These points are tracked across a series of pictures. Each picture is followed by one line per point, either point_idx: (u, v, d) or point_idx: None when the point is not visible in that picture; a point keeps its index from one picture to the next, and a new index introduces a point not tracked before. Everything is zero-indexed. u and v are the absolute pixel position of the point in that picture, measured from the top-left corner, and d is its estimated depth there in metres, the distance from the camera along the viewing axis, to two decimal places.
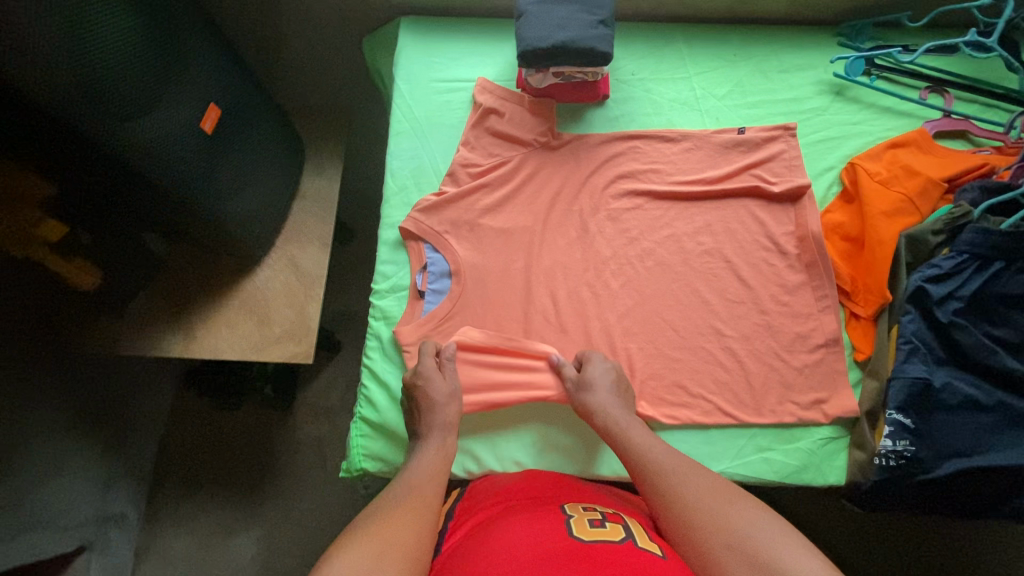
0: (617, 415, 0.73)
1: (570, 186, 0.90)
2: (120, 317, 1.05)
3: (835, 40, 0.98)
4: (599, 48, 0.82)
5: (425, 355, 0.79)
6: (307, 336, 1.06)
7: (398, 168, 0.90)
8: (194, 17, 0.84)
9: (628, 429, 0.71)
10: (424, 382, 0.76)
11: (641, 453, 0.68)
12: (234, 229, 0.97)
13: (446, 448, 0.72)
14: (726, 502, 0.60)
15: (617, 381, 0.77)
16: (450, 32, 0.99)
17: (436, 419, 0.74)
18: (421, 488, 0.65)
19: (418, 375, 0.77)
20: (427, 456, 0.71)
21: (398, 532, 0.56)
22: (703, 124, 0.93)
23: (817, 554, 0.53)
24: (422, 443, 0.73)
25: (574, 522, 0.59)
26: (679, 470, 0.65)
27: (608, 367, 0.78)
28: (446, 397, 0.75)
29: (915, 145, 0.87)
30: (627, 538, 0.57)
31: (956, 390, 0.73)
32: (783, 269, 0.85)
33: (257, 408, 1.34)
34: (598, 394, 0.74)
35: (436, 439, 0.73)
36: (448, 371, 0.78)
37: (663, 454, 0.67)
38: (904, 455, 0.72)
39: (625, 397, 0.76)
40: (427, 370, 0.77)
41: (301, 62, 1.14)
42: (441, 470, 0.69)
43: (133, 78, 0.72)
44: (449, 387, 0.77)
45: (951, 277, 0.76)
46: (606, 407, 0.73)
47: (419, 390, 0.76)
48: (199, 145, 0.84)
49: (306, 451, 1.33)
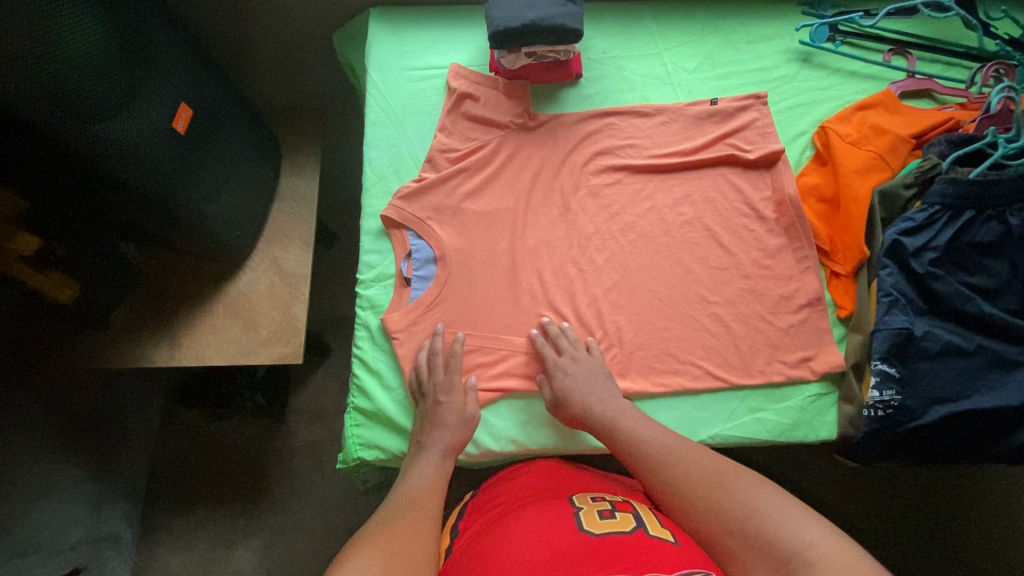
0: (605, 408, 0.73)
1: (549, 166, 0.90)
2: (102, 330, 1.03)
3: (800, 9, 1.00)
4: (569, 26, 0.82)
5: (453, 371, 0.78)
6: (295, 337, 1.05)
7: (376, 157, 0.90)
8: (161, 18, 0.83)
9: (616, 418, 0.72)
10: (448, 400, 0.75)
11: (631, 439, 0.69)
12: (213, 233, 0.96)
13: (445, 471, 0.70)
14: (731, 480, 0.60)
15: (595, 370, 0.77)
16: (420, 20, 0.99)
17: (440, 438, 0.73)
18: (422, 501, 0.63)
19: (443, 394, 0.76)
20: (427, 470, 0.69)
21: (403, 541, 0.55)
22: (676, 97, 0.94)
23: (822, 525, 0.54)
24: (415, 460, 0.71)
25: (583, 514, 0.60)
26: (675, 451, 0.65)
27: (587, 360, 0.78)
28: (459, 420, 0.75)
29: (883, 105, 0.89)
30: (638, 527, 0.58)
31: (937, 337, 0.75)
32: (763, 234, 0.86)
33: (248, 417, 1.31)
34: (580, 395, 0.75)
35: (436, 456, 0.71)
36: (471, 401, 0.77)
37: (653, 437, 0.68)
38: (891, 404, 0.74)
39: (609, 384, 0.77)
40: (454, 395, 0.76)
41: (271, 62, 1.13)
42: (438, 486, 0.68)
43: (99, 81, 0.70)
44: (464, 412, 0.76)
45: (925, 229, 0.77)
46: (589, 405, 0.74)
47: (442, 408, 0.75)
48: (172, 149, 0.83)
49: (302, 456, 1.31)
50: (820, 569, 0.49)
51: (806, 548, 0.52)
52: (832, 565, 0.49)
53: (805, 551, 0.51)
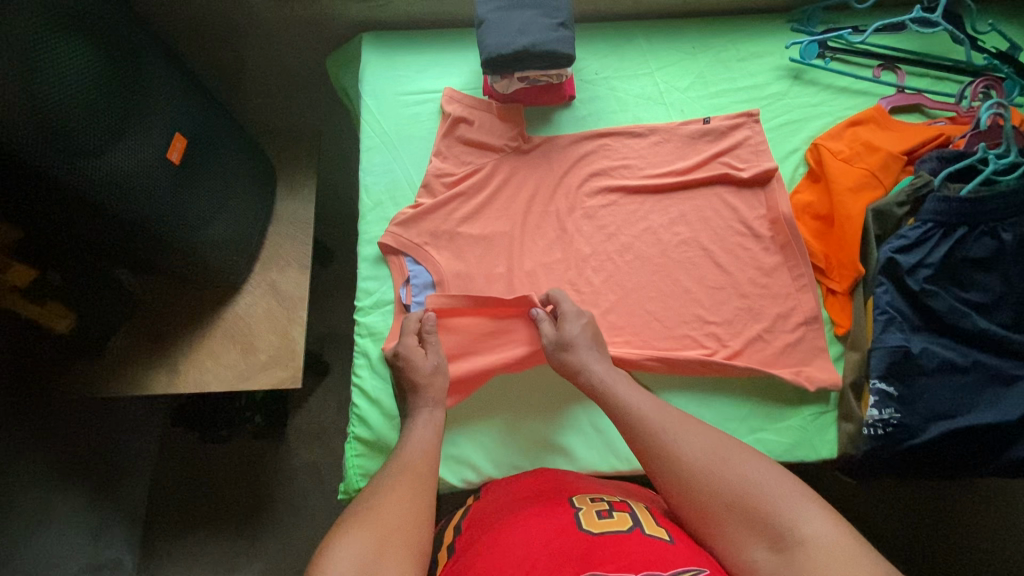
0: (600, 371, 0.74)
1: (545, 188, 0.91)
2: (98, 359, 1.02)
3: (788, 26, 1.00)
4: (562, 50, 0.82)
5: (407, 334, 0.79)
6: (293, 361, 1.05)
7: (372, 184, 0.91)
8: (154, 54, 0.84)
9: (613, 387, 0.71)
10: (405, 362, 0.77)
11: (627, 413, 0.67)
12: (209, 258, 0.96)
13: (436, 418, 0.73)
14: (731, 457, 0.59)
15: (592, 333, 0.78)
16: (413, 43, 0.99)
17: (422, 396, 0.74)
18: (416, 464, 0.65)
19: (400, 356, 0.78)
20: (420, 430, 0.71)
21: (394, 514, 0.57)
22: (669, 117, 0.95)
23: (818, 506, 0.54)
24: (415, 411, 0.73)
25: (582, 514, 0.59)
26: (669, 428, 0.64)
27: (584, 322, 0.78)
28: (431, 370, 0.76)
29: (873, 121, 0.90)
30: (635, 526, 0.57)
31: (934, 353, 0.75)
32: (758, 252, 0.86)
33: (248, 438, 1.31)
34: (578, 352, 0.76)
35: (426, 409, 0.73)
36: (433, 347, 0.78)
37: (649, 410, 0.67)
38: (891, 422, 0.74)
39: (602, 350, 0.77)
40: (409, 351, 0.77)
41: (263, 86, 1.13)
42: (434, 443, 0.69)
43: (92, 116, 0.72)
44: (431, 362, 0.77)
45: (919, 246, 0.78)
46: (586, 365, 0.75)
47: (403, 370, 0.77)
48: (168, 178, 0.83)
49: (302, 476, 1.31)
50: (812, 548, 0.51)
51: (797, 527, 0.53)
52: (822, 544, 0.51)
53: (796, 529, 0.52)
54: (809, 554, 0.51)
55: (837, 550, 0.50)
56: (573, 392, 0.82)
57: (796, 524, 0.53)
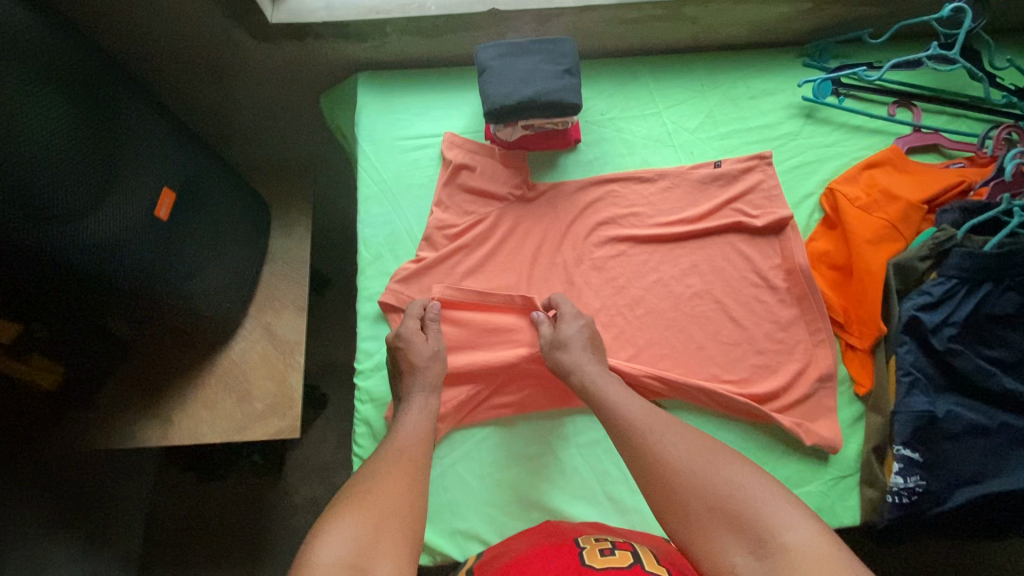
0: (593, 371, 0.73)
1: (551, 238, 0.87)
2: (88, 410, 0.97)
3: (800, 61, 0.97)
4: (568, 99, 0.78)
5: (411, 317, 0.79)
6: (292, 409, 0.99)
7: (371, 236, 0.87)
8: (137, 105, 0.78)
9: (604, 387, 0.71)
10: (406, 344, 0.76)
11: (616, 413, 0.68)
12: (200, 309, 0.90)
13: (430, 407, 0.73)
14: (718, 455, 0.60)
15: (589, 334, 0.77)
16: (411, 83, 0.95)
17: (418, 380, 0.74)
18: (410, 452, 0.66)
19: (400, 338, 0.77)
20: (413, 415, 0.71)
21: (392, 499, 0.58)
22: (678, 160, 0.92)
23: (801, 510, 0.54)
24: (410, 394, 0.74)
25: (585, 551, 0.56)
26: (656, 429, 0.64)
27: (582, 324, 0.77)
28: (429, 357, 0.76)
29: (890, 163, 0.87)
30: (635, 564, 0.53)
31: (960, 417, 0.72)
32: (774, 304, 0.83)
33: (248, 474, 1.28)
34: (571, 351, 0.75)
35: (421, 397, 0.73)
36: (433, 334, 0.78)
37: (637, 411, 0.67)
38: (916, 490, 0.72)
39: (597, 353, 0.76)
40: (410, 335, 0.77)
41: (255, 124, 1.08)
42: (426, 432, 0.70)
43: (74, 180, 0.66)
44: (431, 348, 0.77)
45: (943, 303, 0.75)
46: (579, 365, 0.74)
47: (401, 352, 0.76)
48: (155, 236, 0.79)
49: (302, 514, 1.27)
50: (793, 555, 0.50)
51: (779, 533, 0.52)
52: (801, 552, 0.50)
53: (775, 533, 0.52)
54: (789, 562, 0.50)
55: (819, 556, 0.49)
56: (581, 452, 0.78)
57: (775, 524, 0.52)
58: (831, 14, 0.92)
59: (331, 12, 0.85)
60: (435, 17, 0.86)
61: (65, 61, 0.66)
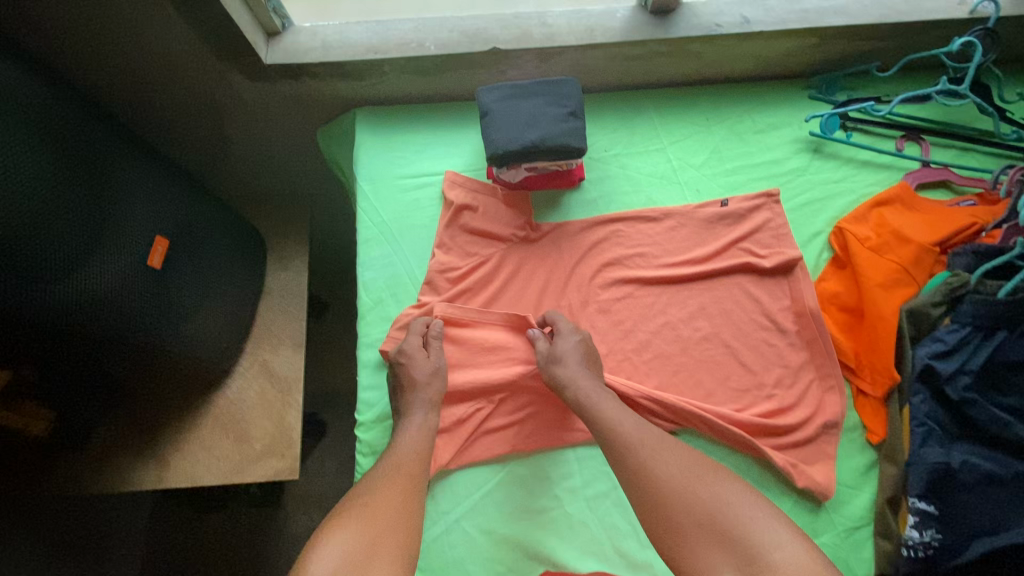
0: (587, 387, 0.73)
1: (556, 280, 0.86)
2: (81, 457, 0.93)
3: (806, 93, 0.95)
4: (573, 142, 0.77)
5: (411, 332, 0.79)
6: (291, 449, 0.94)
7: (371, 279, 0.85)
8: (124, 149, 0.75)
9: (598, 402, 0.71)
10: (407, 360, 0.76)
11: (610, 427, 0.68)
12: (194, 354, 0.87)
13: (428, 424, 0.73)
14: (712, 473, 0.61)
15: (585, 349, 0.77)
16: (410, 119, 0.93)
17: (417, 396, 0.74)
18: (408, 465, 0.67)
19: (402, 353, 0.77)
20: (411, 430, 0.72)
21: (389, 513, 0.59)
22: (684, 197, 0.90)
23: (789, 529, 0.56)
24: (408, 410, 0.74)
25: None
26: (649, 445, 0.65)
27: (577, 339, 0.78)
28: (429, 374, 0.76)
29: (899, 201, 0.86)
30: None
31: (975, 467, 0.70)
32: (784, 348, 0.81)
33: (244, 506, 1.21)
34: (566, 367, 0.74)
35: (420, 413, 0.73)
36: (434, 350, 0.78)
37: (631, 426, 0.68)
38: (932, 545, 0.69)
39: (593, 367, 0.76)
40: (412, 350, 0.77)
41: (250, 157, 1.05)
42: (425, 447, 0.70)
43: (63, 236, 0.63)
44: (431, 364, 0.77)
45: (958, 351, 0.73)
46: (574, 380, 0.73)
47: (402, 367, 0.76)
48: (148, 286, 0.75)
49: (302, 543, 1.21)
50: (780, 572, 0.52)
51: (768, 553, 0.54)
52: (790, 570, 0.52)
53: (766, 554, 0.54)
54: None
55: None
56: (589, 505, 0.76)
57: (762, 543, 0.55)
58: (836, 49, 0.91)
59: (328, 51, 0.84)
60: (434, 57, 0.84)
61: (46, 111, 0.63)
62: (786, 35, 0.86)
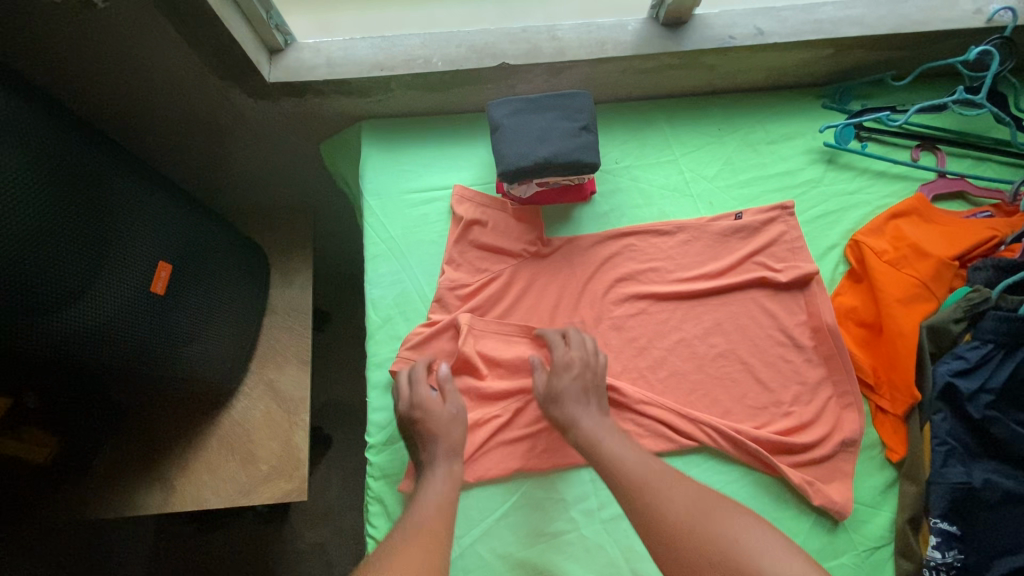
0: (592, 427, 0.71)
1: (567, 297, 0.84)
2: (84, 480, 0.91)
3: (819, 103, 0.94)
4: (586, 158, 0.75)
5: (417, 382, 0.75)
6: (298, 470, 0.92)
7: (379, 297, 0.83)
8: (125, 172, 0.73)
9: (602, 442, 0.69)
10: (421, 413, 0.73)
11: (616, 467, 0.66)
12: (198, 376, 0.85)
13: (455, 474, 0.70)
14: (716, 507, 0.59)
15: (587, 384, 0.74)
16: (416, 133, 0.91)
17: (439, 448, 0.71)
18: (431, 524, 0.62)
19: (415, 407, 0.73)
20: (436, 486, 0.68)
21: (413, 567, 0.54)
22: (697, 210, 0.88)
23: (801, 558, 0.53)
24: (431, 465, 0.70)
25: None
26: (653, 480, 0.63)
27: (579, 373, 0.75)
28: (447, 423, 0.73)
29: (916, 213, 0.84)
30: None
31: (998, 486, 0.69)
32: (801, 364, 0.80)
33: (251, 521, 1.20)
34: (567, 407, 0.73)
35: (444, 468, 0.70)
36: (450, 396, 0.76)
37: (635, 463, 0.65)
38: (955, 565, 0.69)
39: (597, 401, 0.74)
40: (426, 402, 0.73)
41: (252, 173, 1.03)
42: (450, 502, 0.66)
43: (66, 265, 0.61)
44: (448, 413, 0.74)
45: (978, 369, 0.72)
46: (578, 422, 0.72)
47: (418, 421, 0.73)
48: (151, 311, 0.73)
49: (308, 560, 1.20)
50: None
51: None
52: None
53: None
54: None
55: None
56: (606, 527, 0.75)
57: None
58: (851, 59, 0.89)
59: (332, 68, 0.82)
60: (441, 72, 0.82)
61: (47, 137, 0.61)
62: (800, 45, 0.85)
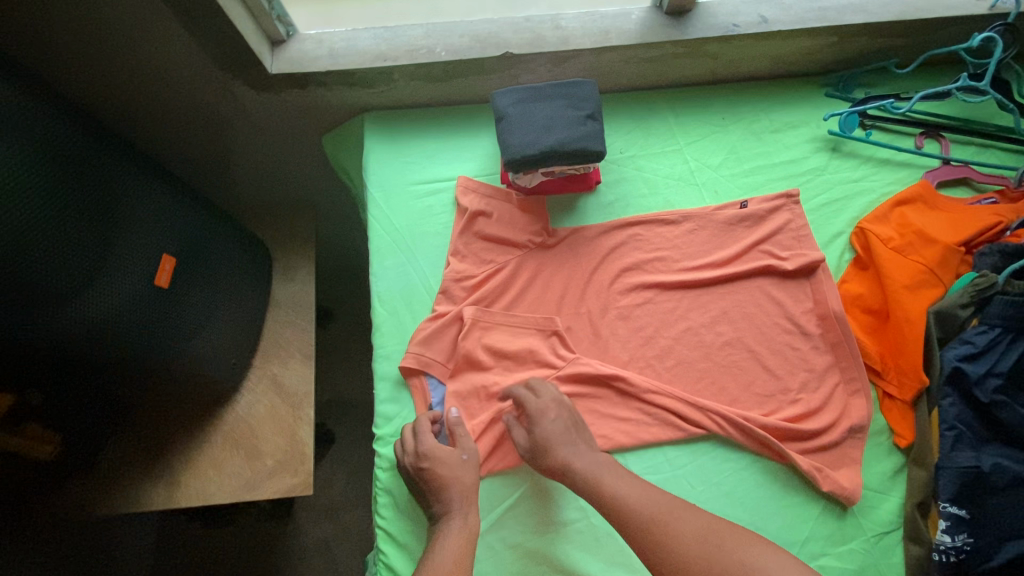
0: (589, 468, 0.69)
1: (574, 288, 0.84)
2: (88, 477, 0.91)
3: (823, 91, 0.95)
4: (591, 146, 0.75)
5: (422, 434, 0.73)
6: (304, 465, 0.92)
7: (385, 289, 0.82)
8: (128, 164, 0.72)
9: (602, 479, 0.67)
10: (430, 465, 0.71)
11: (618, 501, 0.65)
12: (202, 371, 0.85)
13: (468, 527, 0.68)
14: (727, 539, 0.59)
15: (569, 424, 0.73)
16: (419, 125, 0.91)
17: (452, 498, 0.70)
18: None
19: (422, 458, 0.72)
20: (450, 540, 0.66)
21: None
22: (702, 199, 0.88)
23: None
24: (445, 519, 0.68)
25: None
26: (659, 512, 0.63)
27: (561, 416, 0.73)
28: (458, 472, 0.71)
29: (921, 200, 0.84)
30: None
31: (1006, 470, 0.69)
32: (808, 351, 0.80)
33: (254, 518, 1.20)
34: (557, 452, 0.70)
35: (457, 520, 0.68)
36: (461, 444, 0.74)
37: (638, 496, 0.65)
38: (964, 549, 0.68)
39: (587, 442, 0.72)
40: (434, 451, 0.71)
41: (253, 167, 1.02)
42: (467, 557, 0.65)
43: (69, 257, 0.60)
44: (457, 461, 0.72)
45: (986, 354, 0.72)
46: (572, 464, 0.69)
47: (427, 472, 0.71)
48: (155, 305, 0.73)
49: (312, 556, 1.19)
50: None
51: None
52: None
53: None
54: None
55: None
56: None
57: None
58: (855, 47, 0.89)
59: (335, 59, 0.81)
60: (445, 63, 0.82)
61: (50, 128, 0.61)
62: (805, 34, 0.84)
